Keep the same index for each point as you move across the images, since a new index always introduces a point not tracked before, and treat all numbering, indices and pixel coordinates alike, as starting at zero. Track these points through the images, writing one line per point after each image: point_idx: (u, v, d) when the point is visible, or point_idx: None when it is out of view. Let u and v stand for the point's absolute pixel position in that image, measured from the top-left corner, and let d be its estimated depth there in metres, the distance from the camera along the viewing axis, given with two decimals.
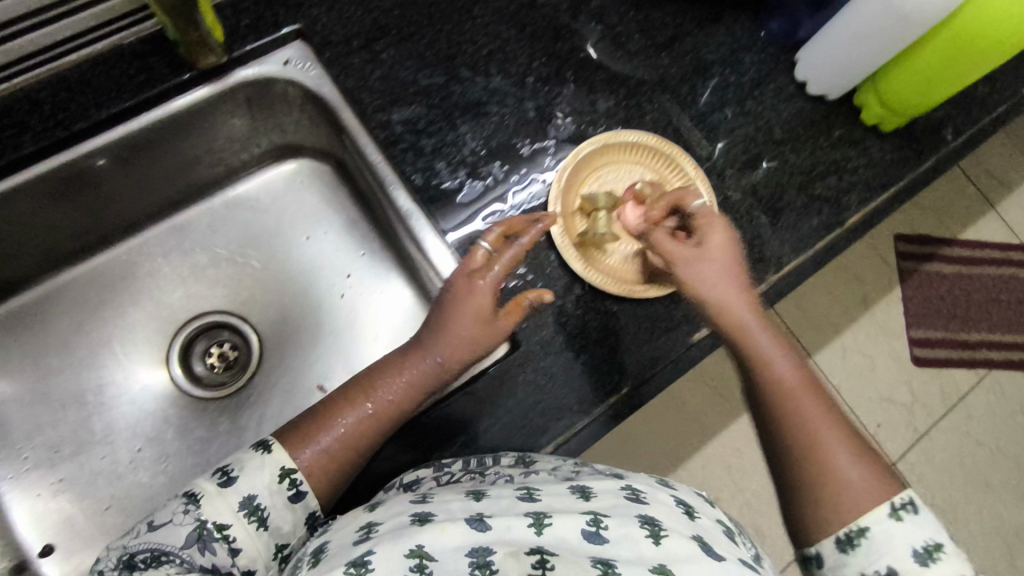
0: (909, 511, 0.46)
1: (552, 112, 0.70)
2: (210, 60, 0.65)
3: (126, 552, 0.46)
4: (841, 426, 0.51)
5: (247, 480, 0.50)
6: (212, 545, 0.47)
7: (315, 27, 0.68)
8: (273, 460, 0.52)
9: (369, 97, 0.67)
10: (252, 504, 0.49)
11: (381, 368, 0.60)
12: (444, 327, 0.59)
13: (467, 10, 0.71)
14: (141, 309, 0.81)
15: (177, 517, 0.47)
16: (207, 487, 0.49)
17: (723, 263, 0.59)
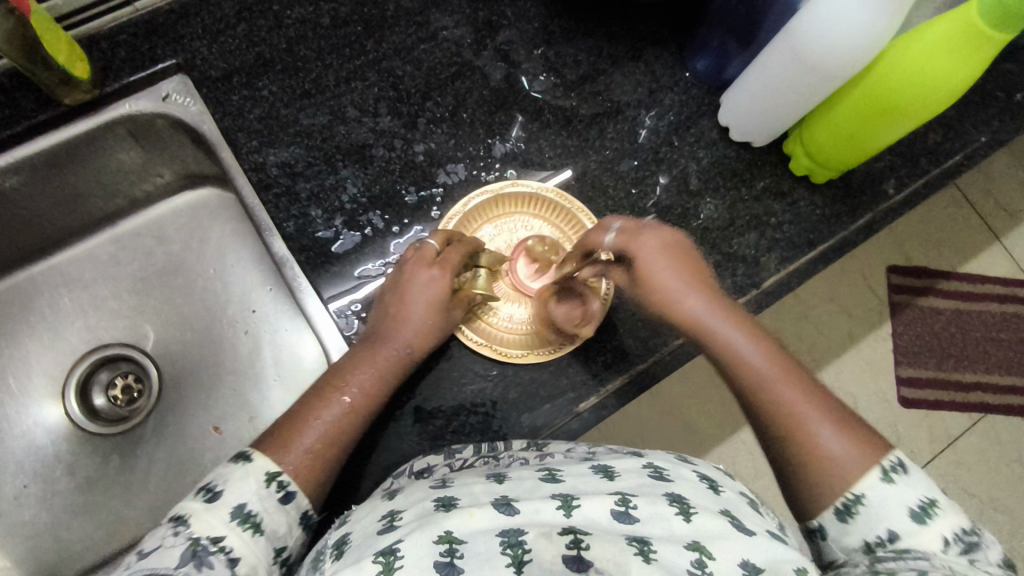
0: (900, 472, 0.47)
1: (443, 157, 0.66)
2: (80, 96, 0.62)
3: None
4: (824, 403, 0.51)
5: (233, 489, 0.44)
6: (211, 560, 0.40)
7: (194, 60, 0.65)
8: (255, 466, 0.46)
9: (246, 138, 0.64)
10: (243, 513, 0.43)
11: (344, 364, 0.55)
12: (406, 316, 0.57)
13: (359, 45, 0.67)
14: (37, 341, 0.79)
15: (165, 543, 0.40)
16: (192, 506, 0.42)
17: (660, 266, 0.55)
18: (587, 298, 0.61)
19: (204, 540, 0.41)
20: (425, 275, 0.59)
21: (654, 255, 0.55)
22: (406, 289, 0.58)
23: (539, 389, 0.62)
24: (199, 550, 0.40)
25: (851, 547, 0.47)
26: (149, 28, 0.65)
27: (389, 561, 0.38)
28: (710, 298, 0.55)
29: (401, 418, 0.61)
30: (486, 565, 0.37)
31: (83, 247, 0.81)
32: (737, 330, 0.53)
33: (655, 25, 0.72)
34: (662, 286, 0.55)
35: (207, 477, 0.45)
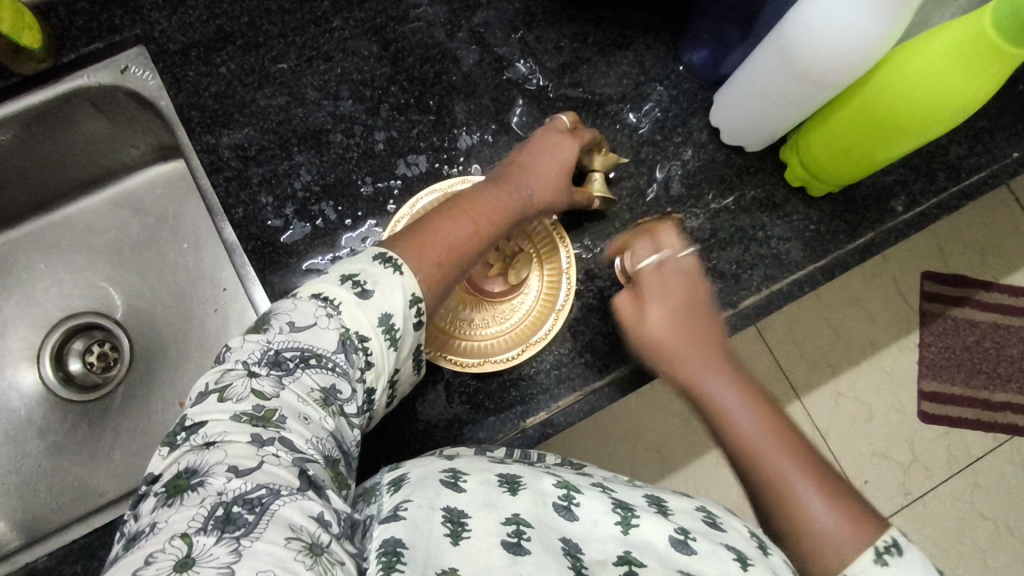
0: (895, 554, 0.38)
1: (405, 146, 0.62)
2: (36, 65, 0.60)
3: (269, 346, 0.40)
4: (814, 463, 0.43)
5: (385, 297, 0.43)
6: (353, 357, 0.41)
7: (153, 33, 0.63)
8: (406, 282, 0.44)
9: (200, 117, 0.62)
10: (388, 323, 0.43)
11: (480, 194, 0.55)
12: (539, 169, 0.58)
13: (325, 21, 0.64)
14: (14, 304, 0.80)
15: (315, 320, 0.41)
16: (345, 296, 0.42)
17: (671, 303, 0.51)
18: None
19: (353, 336, 0.41)
20: (558, 139, 0.60)
21: (667, 287, 0.52)
22: (537, 144, 0.59)
23: (485, 401, 0.58)
24: (348, 343, 0.41)
25: None
26: None
27: (456, 528, 0.36)
28: (712, 346, 0.50)
29: None
30: (552, 556, 0.36)
31: (63, 213, 0.82)
32: (726, 366, 0.48)
33: (648, 10, 0.65)
34: (666, 324, 0.51)
35: (351, 265, 0.44)
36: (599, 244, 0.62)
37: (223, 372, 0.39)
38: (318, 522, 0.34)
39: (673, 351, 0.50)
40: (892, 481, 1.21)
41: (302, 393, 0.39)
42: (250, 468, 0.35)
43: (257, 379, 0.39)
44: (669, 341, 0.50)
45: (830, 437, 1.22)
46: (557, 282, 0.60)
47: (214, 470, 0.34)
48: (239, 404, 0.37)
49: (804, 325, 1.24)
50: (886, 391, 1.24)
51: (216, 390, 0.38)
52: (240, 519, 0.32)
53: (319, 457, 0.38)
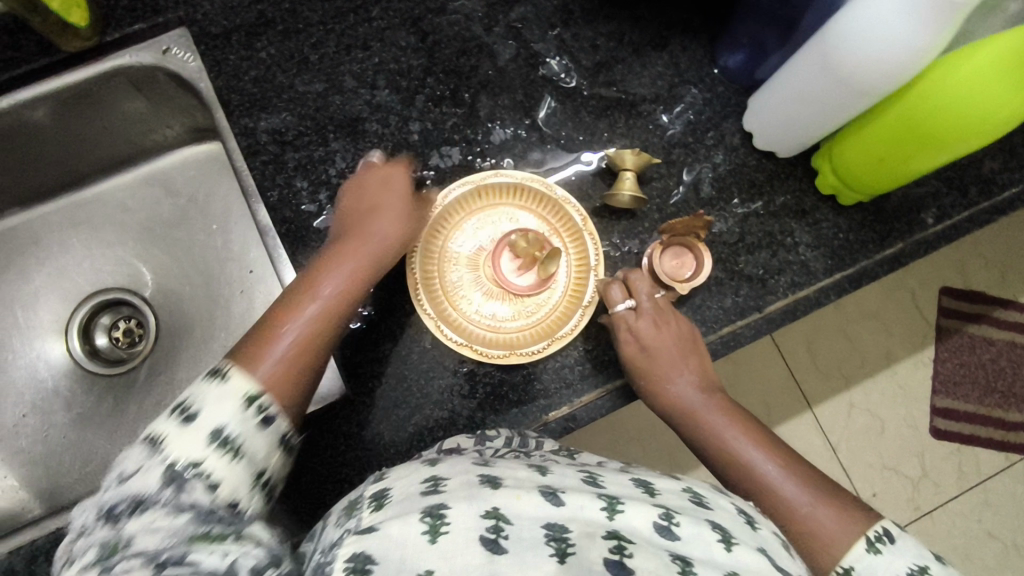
0: (886, 542, 0.44)
1: (439, 138, 0.63)
2: (81, 43, 0.62)
3: (96, 511, 0.36)
4: (801, 470, 0.49)
5: (210, 409, 0.39)
6: (193, 485, 0.37)
7: (195, 14, 0.63)
8: (230, 387, 0.41)
9: (239, 100, 0.62)
10: (224, 435, 0.39)
11: (319, 267, 0.51)
12: (376, 208, 0.55)
13: (365, 11, 0.64)
14: (45, 277, 0.82)
15: (140, 465, 0.37)
16: (167, 428, 0.38)
17: (660, 337, 0.55)
18: (693, 255, 0.60)
19: (187, 459, 0.37)
20: (383, 174, 0.58)
21: (655, 323, 0.55)
22: (365, 189, 0.57)
23: (509, 392, 0.58)
24: (181, 468, 0.37)
25: None
26: None
27: (435, 523, 0.34)
28: (700, 376, 0.55)
29: (367, 407, 0.58)
30: (532, 551, 0.34)
31: (96, 190, 0.83)
32: (701, 392, 0.55)
33: (687, 12, 0.66)
34: (659, 357, 0.54)
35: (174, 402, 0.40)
36: (627, 242, 0.62)
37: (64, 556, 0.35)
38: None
39: (663, 381, 0.55)
40: (901, 495, 1.21)
41: (143, 527, 0.34)
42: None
43: (90, 539, 0.34)
44: (659, 372, 0.55)
45: (841, 447, 1.21)
46: (585, 278, 0.60)
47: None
48: (81, 560, 0.33)
49: (820, 335, 1.24)
50: (900, 404, 1.23)
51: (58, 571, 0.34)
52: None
53: (173, 553, 0.33)
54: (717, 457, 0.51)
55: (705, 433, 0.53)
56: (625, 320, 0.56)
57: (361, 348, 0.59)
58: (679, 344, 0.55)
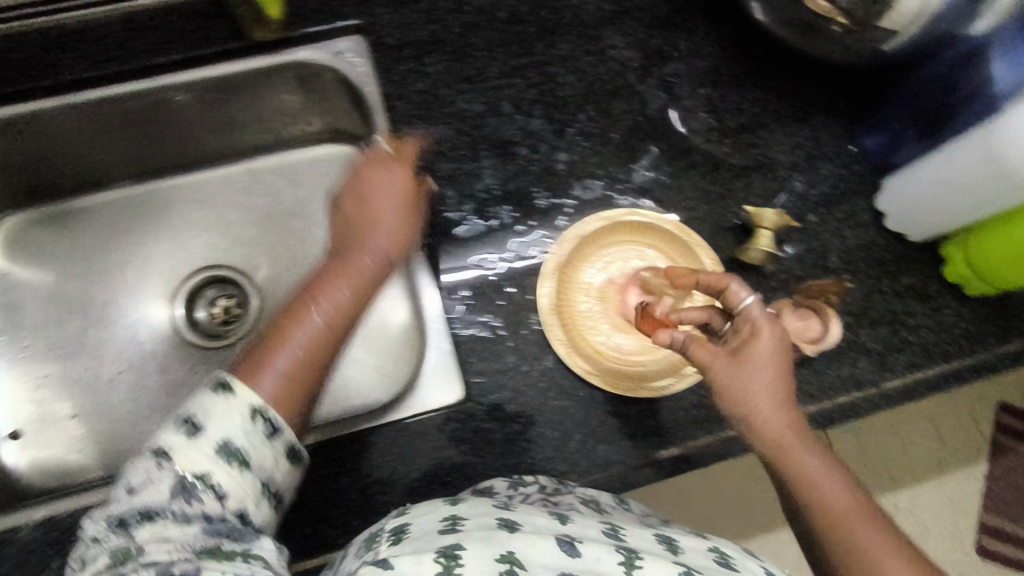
0: None
1: (583, 171, 0.65)
2: (265, 36, 0.66)
3: (112, 514, 0.38)
4: (908, 550, 0.41)
5: (215, 425, 0.40)
6: (201, 499, 0.38)
7: (374, 25, 0.67)
8: (229, 402, 0.41)
9: (403, 107, 0.66)
10: (229, 449, 0.40)
11: (319, 277, 0.51)
12: (362, 208, 0.55)
13: (529, 45, 0.68)
14: (163, 244, 0.85)
15: (150, 475, 0.39)
16: (173, 439, 0.39)
17: (767, 363, 0.45)
18: (820, 319, 0.58)
19: (195, 472, 0.39)
20: (382, 170, 0.57)
21: (772, 346, 0.46)
22: (366, 191, 0.55)
23: (620, 424, 0.59)
24: (189, 477, 0.38)
25: None
26: None
27: (449, 564, 0.37)
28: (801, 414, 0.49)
29: (482, 414, 0.59)
30: None
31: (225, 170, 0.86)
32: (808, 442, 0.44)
33: (831, 92, 0.69)
34: (758, 383, 0.45)
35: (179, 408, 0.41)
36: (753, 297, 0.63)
37: (80, 558, 0.38)
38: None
39: (765, 416, 0.45)
40: None
41: (157, 537, 0.37)
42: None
43: (108, 542, 0.37)
44: (762, 407, 0.45)
45: None
46: None
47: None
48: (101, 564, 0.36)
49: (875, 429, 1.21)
50: (952, 514, 1.19)
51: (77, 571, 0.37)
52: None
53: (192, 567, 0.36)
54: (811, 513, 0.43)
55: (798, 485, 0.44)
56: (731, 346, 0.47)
57: (484, 358, 0.60)
58: (780, 353, 0.46)
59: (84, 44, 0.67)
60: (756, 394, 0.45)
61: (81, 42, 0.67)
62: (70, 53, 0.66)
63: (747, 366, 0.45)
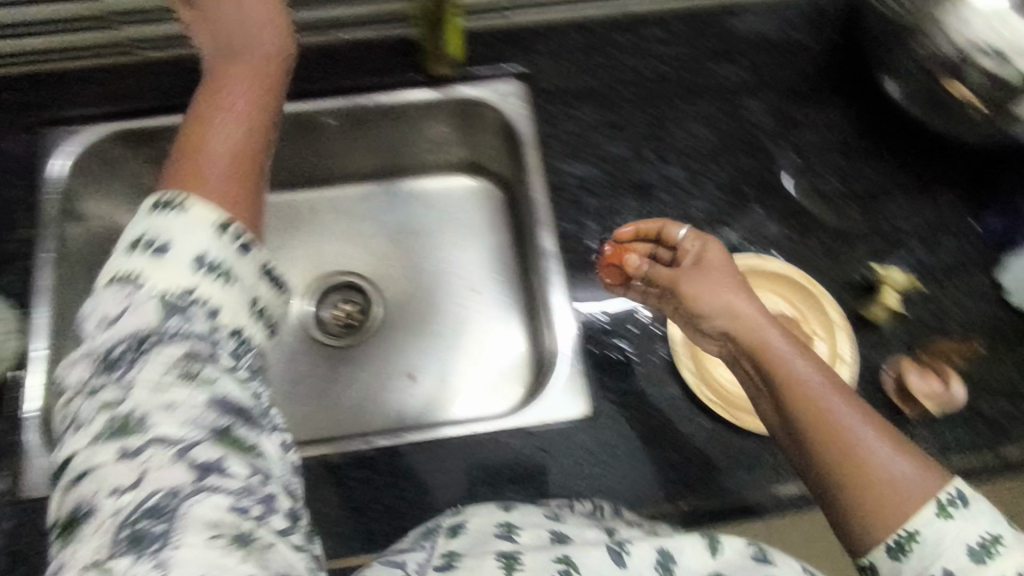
0: (958, 506, 0.39)
1: (716, 219, 0.71)
2: (443, 72, 0.74)
3: (93, 355, 0.36)
4: (880, 415, 0.43)
5: (184, 241, 0.38)
6: (191, 316, 0.37)
7: (535, 72, 0.76)
8: (194, 216, 0.38)
9: (555, 146, 0.73)
10: (206, 262, 0.38)
11: (216, 83, 0.44)
12: (253, 12, 0.48)
13: (673, 101, 0.75)
14: (305, 248, 0.93)
15: (128, 302, 0.36)
16: (141, 262, 0.37)
17: (727, 270, 0.55)
18: (943, 380, 0.63)
19: (175, 296, 0.37)
20: None
21: (722, 253, 0.57)
22: None
23: (737, 454, 0.63)
24: (172, 301, 0.36)
25: None
26: (510, 38, 0.76)
27: (511, 562, 0.41)
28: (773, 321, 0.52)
29: (611, 429, 0.64)
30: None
31: (365, 188, 0.95)
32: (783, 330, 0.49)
33: (957, 170, 0.73)
34: (718, 286, 0.54)
35: (137, 225, 0.39)
36: (875, 353, 0.66)
37: (66, 407, 0.36)
38: (237, 511, 0.33)
39: (752, 322, 0.51)
40: None
41: (147, 385, 0.35)
42: (133, 482, 0.33)
43: (97, 394, 0.35)
44: (742, 312, 0.52)
45: None
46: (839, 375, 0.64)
47: (96, 500, 0.33)
48: (93, 425, 0.34)
49: None
50: None
51: (65, 430, 0.36)
52: (149, 535, 0.32)
53: (207, 436, 0.35)
54: (789, 398, 0.45)
55: (778, 374, 0.47)
56: (687, 261, 0.58)
57: (615, 378, 0.66)
58: (728, 262, 0.56)
59: None
60: (713, 300, 0.54)
61: None
62: None
63: (700, 268, 0.57)
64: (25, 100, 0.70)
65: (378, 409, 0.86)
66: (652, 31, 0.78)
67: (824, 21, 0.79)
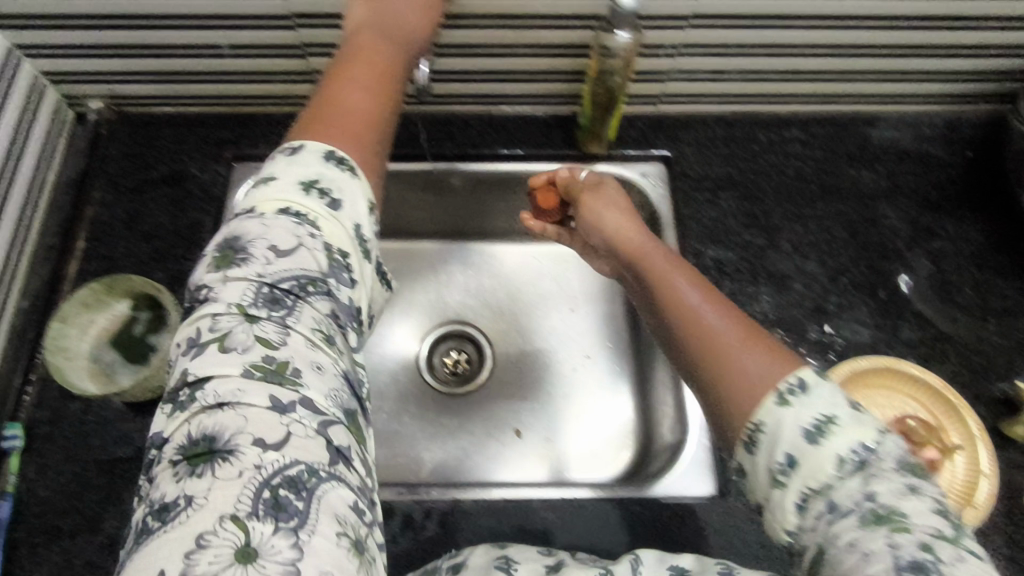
0: (797, 393, 0.44)
1: (852, 317, 0.73)
2: (595, 150, 0.80)
3: (263, 285, 0.45)
4: (741, 319, 0.50)
5: (352, 211, 0.50)
6: (342, 277, 0.49)
7: (680, 158, 0.81)
8: (361, 187, 0.51)
9: (695, 229, 0.77)
10: (359, 236, 0.51)
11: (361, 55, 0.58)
12: (398, 31, 0.61)
13: (811, 201, 0.79)
14: (426, 295, 0.97)
15: (301, 242, 0.47)
16: (319, 211, 0.48)
17: (611, 199, 0.69)
18: None
19: (335, 255, 0.48)
20: None
21: (615, 190, 0.70)
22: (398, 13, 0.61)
23: None
24: (334, 260, 0.48)
25: (785, 510, 0.43)
26: (658, 125, 0.82)
27: None
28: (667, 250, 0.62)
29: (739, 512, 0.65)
30: None
31: (493, 249, 0.99)
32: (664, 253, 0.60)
33: None
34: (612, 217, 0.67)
35: (306, 171, 0.50)
36: (1009, 471, 0.66)
37: (216, 317, 0.45)
38: (356, 512, 0.42)
39: (633, 239, 0.64)
40: None
41: (303, 334, 0.45)
42: (279, 441, 0.41)
43: (259, 323, 0.45)
44: (628, 236, 0.65)
45: None
46: (976, 484, 0.63)
47: (241, 445, 0.41)
48: (251, 349, 0.44)
49: None
50: None
51: (208, 333, 0.44)
52: (290, 507, 0.40)
53: (341, 416, 0.45)
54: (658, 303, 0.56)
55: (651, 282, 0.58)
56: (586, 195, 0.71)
57: None
58: (624, 199, 0.70)
59: (450, 128, 0.81)
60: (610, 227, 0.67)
61: (447, 126, 0.81)
62: (439, 133, 0.81)
63: (595, 192, 0.70)
64: (219, 137, 0.78)
65: (485, 462, 0.86)
66: (793, 132, 0.83)
67: (957, 137, 0.83)
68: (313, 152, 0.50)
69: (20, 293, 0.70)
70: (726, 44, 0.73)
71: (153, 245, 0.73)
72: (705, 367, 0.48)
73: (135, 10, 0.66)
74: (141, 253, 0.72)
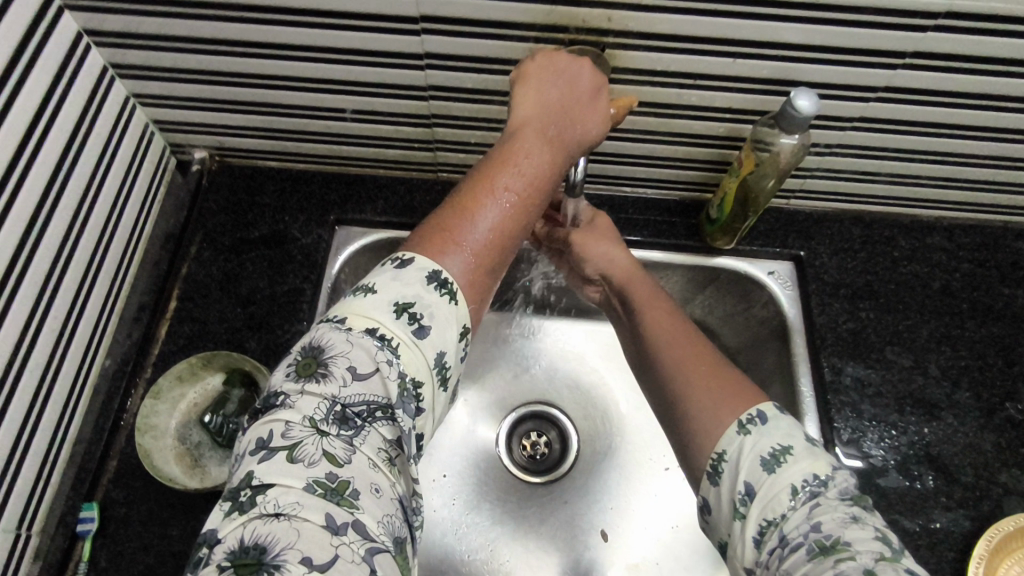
0: (756, 423, 0.46)
1: (1012, 460, 0.65)
2: (720, 244, 0.73)
3: (335, 405, 0.39)
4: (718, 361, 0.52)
5: (440, 336, 0.43)
6: (409, 406, 0.41)
7: (814, 260, 0.74)
8: (458, 313, 0.44)
9: (832, 341, 0.70)
10: (441, 363, 0.43)
11: (515, 153, 0.49)
12: (566, 122, 0.51)
13: (961, 319, 0.72)
14: (510, 372, 0.91)
15: (381, 364, 0.40)
16: (403, 334, 0.42)
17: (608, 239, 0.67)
18: None
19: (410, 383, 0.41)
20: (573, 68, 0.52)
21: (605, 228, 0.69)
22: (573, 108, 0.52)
23: None
24: (408, 389, 0.41)
25: (746, 543, 0.44)
26: (790, 221, 0.76)
27: None
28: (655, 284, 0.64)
29: None
30: None
31: (585, 328, 0.93)
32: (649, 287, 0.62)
33: None
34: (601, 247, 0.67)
35: (406, 290, 0.43)
36: None
37: (288, 425, 0.38)
38: None
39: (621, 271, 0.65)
40: None
41: (369, 457, 0.38)
42: (327, 562, 0.33)
43: (328, 438, 0.38)
44: (616, 268, 0.66)
45: None
46: None
47: (286, 562, 0.33)
48: (314, 467, 0.36)
49: None
50: None
51: (272, 438, 0.37)
52: None
53: (390, 545, 0.37)
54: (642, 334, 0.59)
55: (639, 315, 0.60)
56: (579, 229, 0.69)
57: None
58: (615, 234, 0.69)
59: None
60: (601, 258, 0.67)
61: None
62: None
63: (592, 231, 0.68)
64: (325, 199, 0.74)
65: (570, 565, 0.79)
66: (937, 240, 0.76)
67: None
68: (415, 266, 0.44)
69: (105, 351, 0.65)
70: (888, 147, 0.66)
71: (251, 311, 0.68)
72: (675, 398, 0.51)
73: (265, 72, 0.62)
74: (235, 319, 0.68)
